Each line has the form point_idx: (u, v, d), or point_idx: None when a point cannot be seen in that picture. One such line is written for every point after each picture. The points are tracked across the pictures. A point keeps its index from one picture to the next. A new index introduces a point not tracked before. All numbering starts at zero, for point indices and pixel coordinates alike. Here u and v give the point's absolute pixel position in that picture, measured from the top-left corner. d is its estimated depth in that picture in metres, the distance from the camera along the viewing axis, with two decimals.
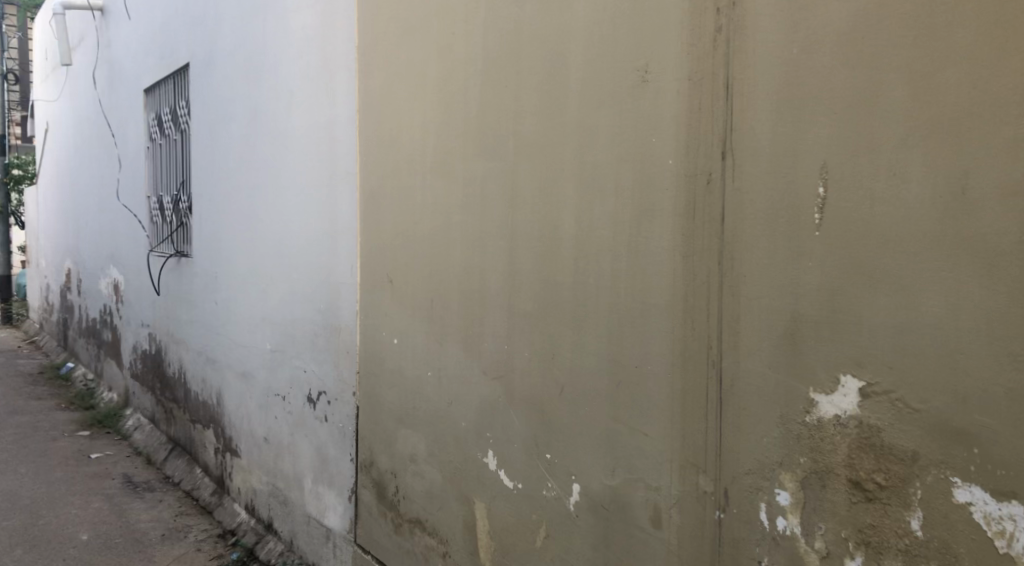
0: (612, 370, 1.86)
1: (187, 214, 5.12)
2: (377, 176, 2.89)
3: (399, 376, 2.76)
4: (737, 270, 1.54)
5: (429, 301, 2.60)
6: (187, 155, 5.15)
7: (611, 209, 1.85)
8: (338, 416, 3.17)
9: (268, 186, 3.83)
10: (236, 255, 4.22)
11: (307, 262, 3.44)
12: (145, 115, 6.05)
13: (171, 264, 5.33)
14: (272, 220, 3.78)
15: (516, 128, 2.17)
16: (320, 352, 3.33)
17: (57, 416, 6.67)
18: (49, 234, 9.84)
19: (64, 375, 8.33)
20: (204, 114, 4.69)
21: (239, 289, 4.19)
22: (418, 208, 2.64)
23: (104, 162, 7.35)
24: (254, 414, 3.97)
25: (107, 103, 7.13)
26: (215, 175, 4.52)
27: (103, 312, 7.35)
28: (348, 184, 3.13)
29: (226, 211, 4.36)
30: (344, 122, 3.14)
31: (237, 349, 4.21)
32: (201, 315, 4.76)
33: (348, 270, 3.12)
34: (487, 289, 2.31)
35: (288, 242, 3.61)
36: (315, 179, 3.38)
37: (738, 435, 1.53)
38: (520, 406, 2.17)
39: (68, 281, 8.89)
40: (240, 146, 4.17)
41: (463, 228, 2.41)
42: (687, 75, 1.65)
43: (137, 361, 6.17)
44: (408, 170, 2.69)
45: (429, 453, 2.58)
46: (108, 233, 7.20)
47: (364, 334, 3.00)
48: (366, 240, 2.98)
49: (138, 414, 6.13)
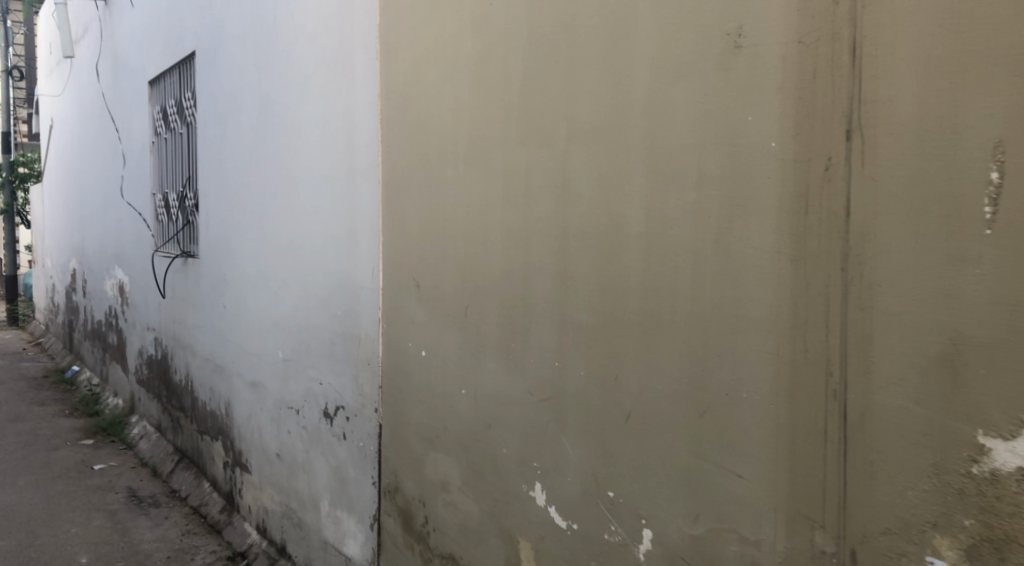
0: (692, 395, 1.55)
1: (193, 211, 4.84)
2: (402, 170, 2.60)
3: (428, 392, 2.47)
4: (869, 278, 1.23)
5: (462, 309, 2.30)
6: (193, 150, 4.87)
7: (690, 202, 1.55)
8: (358, 433, 2.89)
9: (280, 181, 3.55)
10: (245, 256, 3.94)
11: (323, 264, 3.16)
12: (150, 108, 5.78)
13: (177, 265, 5.05)
14: (283, 219, 3.50)
15: (567, 111, 1.87)
16: (338, 363, 3.05)
17: (60, 422, 6.42)
18: (55, 233, 9.60)
19: (69, 378, 8.09)
20: (211, 106, 4.41)
21: (249, 293, 3.91)
22: (450, 205, 2.35)
23: (108, 158, 7.08)
24: (266, 427, 3.69)
25: (111, 97, 6.87)
26: (223, 171, 4.24)
27: (109, 314, 7.09)
28: (368, 179, 2.84)
29: (234, 209, 4.08)
30: (363, 110, 2.85)
31: (246, 357, 3.94)
32: (208, 320, 4.49)
33: (369, 273, 2.84)
34: (531, 296, 2.02)
35: (302, 242, 3.33)
36: (331, 174, 3.09)
37: (871, 485, 1.23)
38: (574, 434, 1.87)
39: (73, 282, 8.65)
40: (249, 139, 3.88)
41: (503, 228, 2.12)
42: (796, 37, 1.34)
43: (143, 366, 5.91)
44: (438, 162, 2.40)
45: (463, 481, 2.29)
46: (113, 231, 6.94)
47: (388, 344, 2.71)
48: (390, 240, 2.69)
49: (144, 422, 5.87)
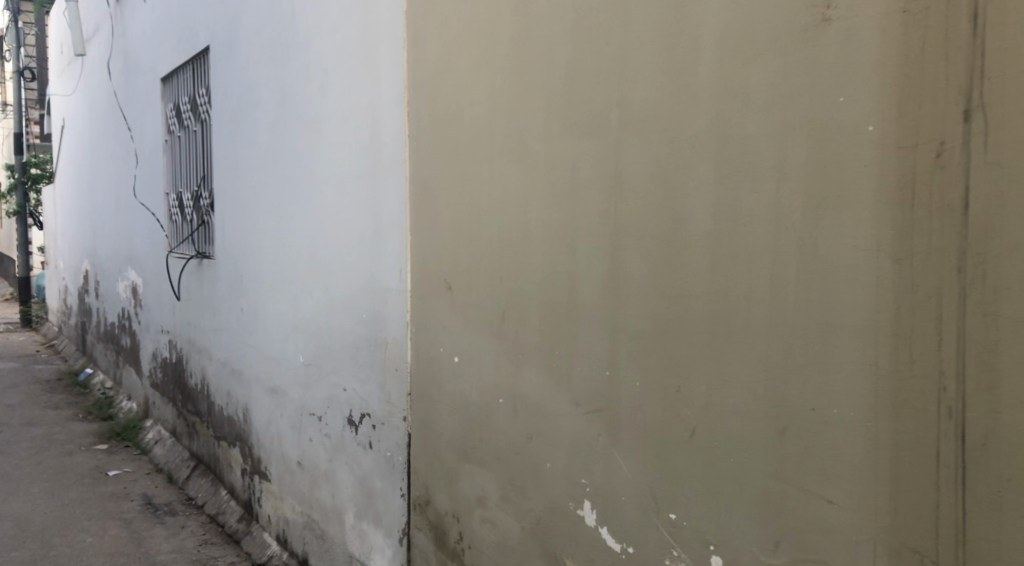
0: (770, 410, 1.40)
1: (208, 211, 4.72)
2: (432, 164, 2.46)
3: (462, 400, 2.32)
4: (995, 281, 1.08)
5: (499, 312, 2.16)
6: (207, 148, 4.75)
7: (766, 195, 1.40)
8: (385, 443, 2.76)
9: (299, 179, 3.41)
10: (263, 257, 3.81)
11: (346, 265, 3.02)
12: (163, 105, 5.66)
13: (192, 266, 4.93)
14: (304, 219, 3.37)
15: (621, 96, 1.72)
16: (363, 368, 2.91)
17: (74, 427, 6.33)
18: (67, 234, 9.52)
19: (82, 382, 7.99)
20: (226, 102, 4.28)
21: (267, 295, 3.78)
22: (485, 202, 2.21)
23: (120, 158, 6.98)
24: (286, 435, 3.57)
25: (122, 96, 6.76)
26: (240, 169, 4.11)
27: (122, 316, 6.99)
28: (395, 175, 2.70)
29: (252, 209, 3.95)
30: (388, 103, 2.71)
31: (265, 362, 3.82)
32: (224, 323, 4.37)
33: (397, 274, 2.70)
34: (578, 298, 1.86)
35: (323, 242, 3.20)
36: (354, 171, 2.96)
37: (1001, 516, 1.08)
38: (629, 450, 1.72)
39: (86, 283, 8.56)
40: (267, 136, 3.75)
41: (546, 225, 1.97)
42: (899, 5, 1.19)
43: (157, 369, 5.80)
44: (471, 156, 2.26)
45: (502, 497, 2.15)
46: (125, 232, 6.83)
47: (418, 349, 2.57)
48: (419, 240, 2.55)
49: (158, 426, 5.76)
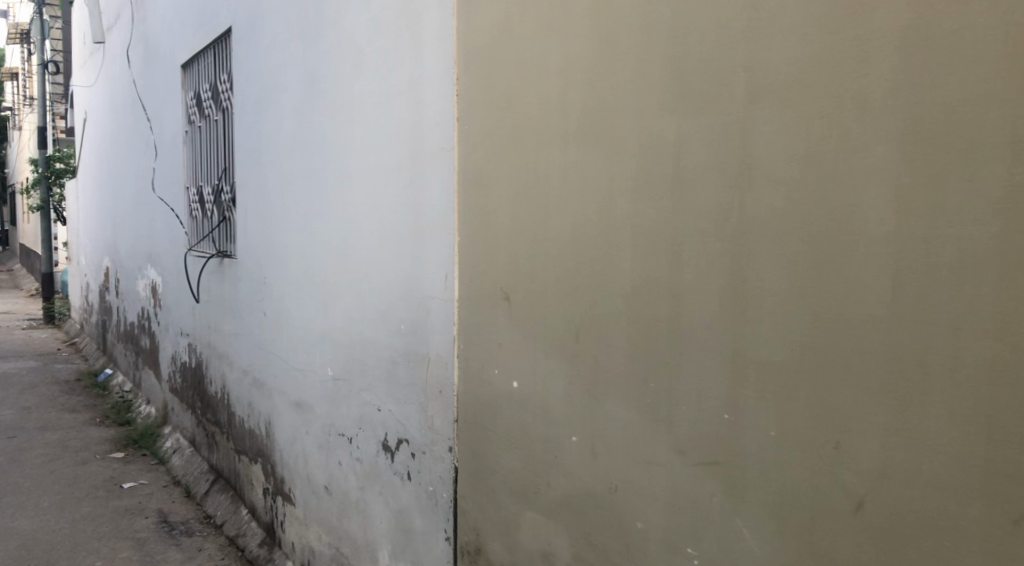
0: (992, 485, 1.01)
1: (229, 206, 4.39)
2: (486, 151, 2.07)
3: (522, 433, 1.94)
4: None
5: (571, 331, 1.76)
6: (229, 139, 4.41)
7: (987, 187, 1.00)
8: (425, 475, 2.40)
9: (328, 171, 3.05)
10: (288, 258, 3.46)
11: (382, 269, 2.66)
12: (183, 94, 5.34)
13: (212, 265, 4.61)
14: (332, 216, 3.01)
15: (748, 58, 1.32)
16: (400, 387, 2.55)
17: (90, 433, 6.08)
18: (89, 231, 9.31)
19: (101, 384, 7.77)
20: (248, 88, 3.94)
21: (291, 300, 3.44)
22: (555, 196, 1.82)
23: (140, 151, 6.69)
24: (313, 456, 3.24)
25: (142, 86, 6.47)
26: (263, 161, 3.77)
27: (141, 316, 6.74)
28: (440, 165, 2.32)
29: (276, 204, 3.61)
30: (433, 82, 2.34)
31: (289, 373, 3.48)
32: (246, 327, 4.04)
33: (443, 280, 2.32)
34: (682, 317, 1.46)
35: (354, 243, 2.84)
36: (391, 161, 2.58)
37: None
38: (755, 519, 1.33)
39: (106, 281, 8.33)
40: (293, 124, 3.40)
41: (637, 225, 1.57)
42: None
43: (176, 374, 5.52)
44: (537, 141, 1.87)
45: (575, 556, 1.77)
46: (145, 228, 6.55)
47: (467, 368, 2.20)
48: (470, 241, 2.17)
49: (176, 434, 5.49)
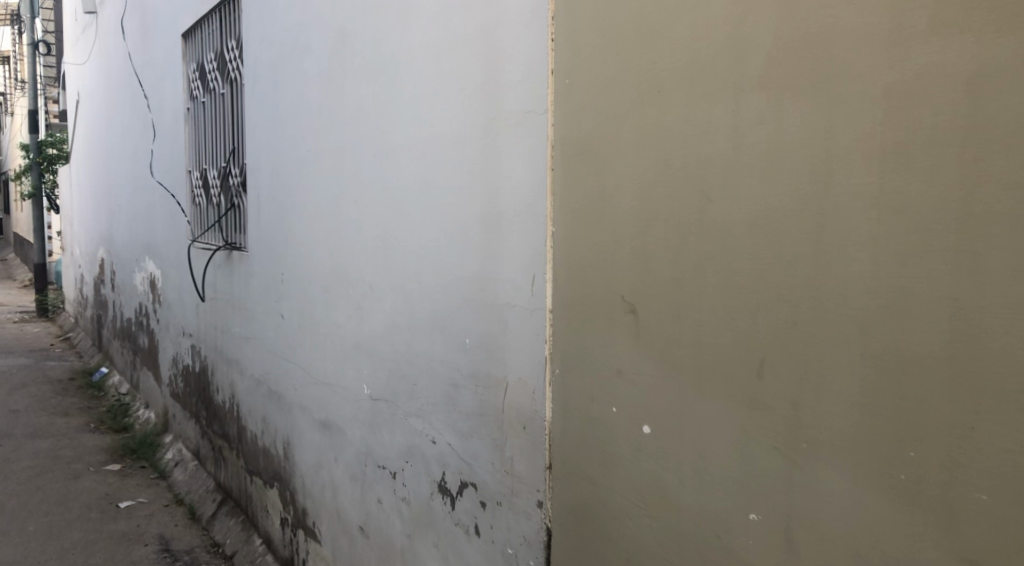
0: None
1: (238, 191, 3.87)
2: (602, 115, 1.54)
3: (657, 496, 1.43)
4: None
5: (748, 363, 1.24)
6: (238, 115, 3.87)
7: None
8: (498, 532, 1.91)
9: (365, 149, 2.54)
10: (314, 252, 2.96)
11: (444, 268, 2.15)
12: (183, 66, 4.79)
13: (219, 259, 4.09)
14: (372, 204, 2.51)
15: None
16: (464, 416, 2.06)
17: (84, 441, 5.60)
18: (83, 219, 8.76)
19: (96, 384, 7.27)
20: (262, 54, 3.40)
21: (318, 303, 2.94)
22: (718, 172, 1.29)
23: (137, 133, 6.14)
24: (344, 488, 2.76)
25: (139, 61, 5.91)
26: (280, 139, 3.24)
27: (140, 312, 6.22)
28: (526, 135, 1.80)
29: (297, 189, 3.09)
30: (516, 27, 1.81)
31: (317, 388, 3.01)
32: (263, 331, 3.55)
33: (528, 285, 1.81)
34: (977, 355, 0.94)
35: (403, 236, 2.34)
36: (456, 134, 2.06)
37: None
38: None
39: (102, 273, 7.79)
40: (318, 94, 2.88)
41: (882, 213, 1.04)
42: None
43: (179, 379, 5.07)
44: (688, 96, 1.34)
45: None
46: (143, 217, 6.02)
47: (563, 402, 1.67)
48: (571, 235, 1.65)
49: (179, 445, 5.08)
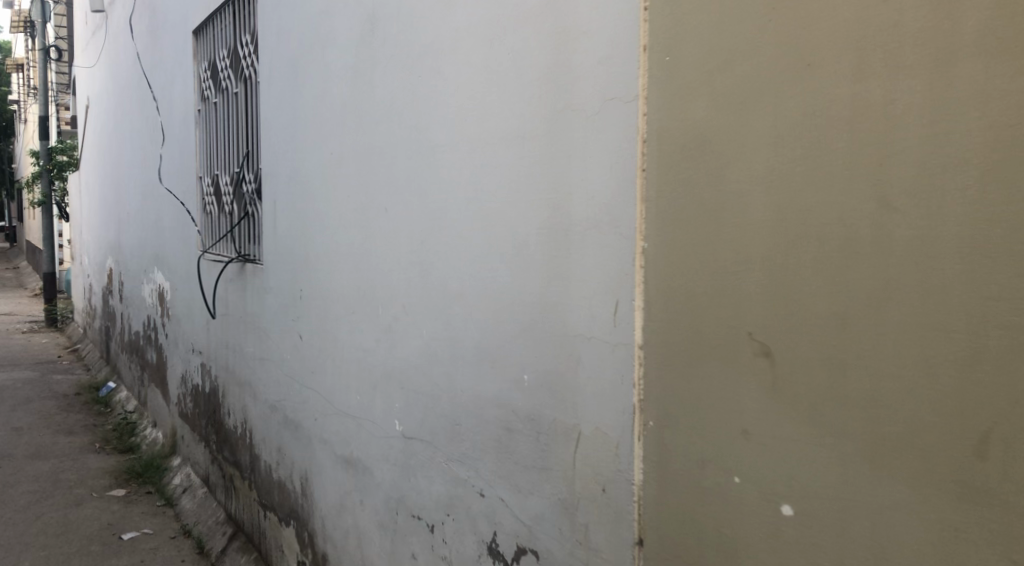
0: None
1: (252, 199, 3.55)
2: (716, 99, 1.20)
3: None
4: None
5: (956, 438, 0.89)
6: (252, 116, 3.56)
7: None
8: None
9: (400, 152, 2.22)
10: (337, 268, 2.64)
11: (496, 290, 1.81)
12: (194, 66, 4.49)
13: (231, 272, 3.78)
14: (409, 215, 2.19)
15: None
16: (521, 469, 1.72)
17: (89, 463, 5.31)
18: (92, 228, 8.49)
19: (104, 400, 6.99)
20: (279, 48, 3.08)
21: (343, 324, 2.62)
22: (904, 172, 0.94)
23: (146, 138, 5.85)
24: (372, 537, 2.44)
25: (149, 62, 5.63)
26: (300, 141, 2.92)
27: (148, 325, 5.93)
28: (603, 129, 1.46)
29: (319, 197, 2.77)
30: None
31: (340, 420, 2.69)
32: (279, 353, 3.24)
33: (607, 315, 1.46)
34: None
35: (446, 252, 2.02)
36: (511, 130, 1.73)
37: None
38: None
39: (110, 283, 7.52)
40: (343, 90, 2.56)
41: None
42: None
43: (189, 399, 4.77)
44: (855, 69, 0.99)
45: None
46: (151, 225, 5.73)
47: (658, 466, 1.33)
48: (670, 255, 1.30)
49: (187, 469, 4.78)
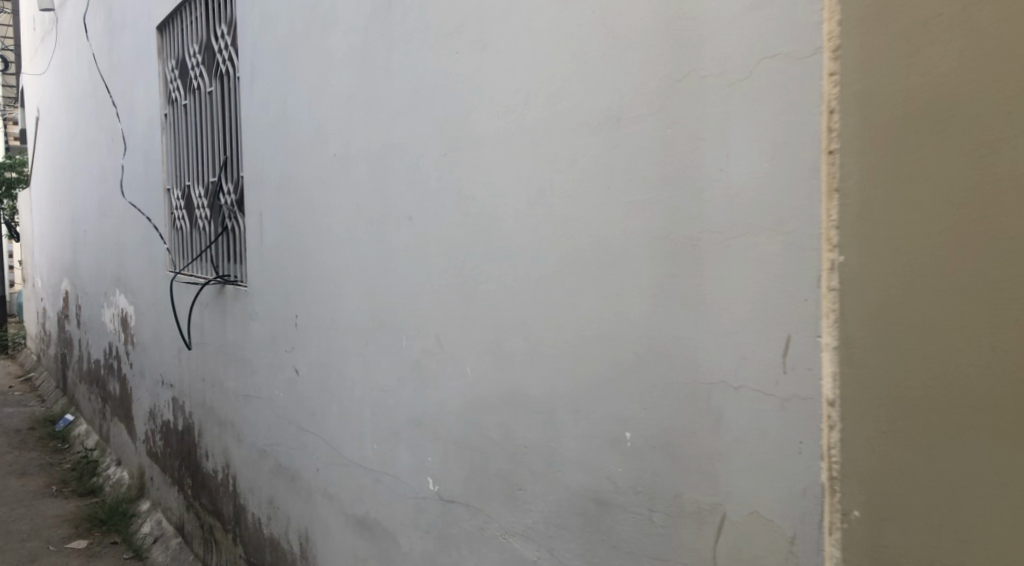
0: None
1: (232, 211, 3.10)
2: (994, 50, 0.83)
3: None
4: None
5: None
6: (230, 117, 3.11)
7: None
8: None
9: (433, 149, 1.81)
10: (350, 290, 2.22)
11: (576, 319, 1.41)
12: (156, 65, 4.01)
13: (207, 296, 3.31)
14: (447, 226, 1.79)
15: None
16: (621, 555, 1.32)
17: (44, 509, 4.75)
18: (45, 248, 7.85)
19: (61, 434, 6.40)
20: (263, 36, 2.65)
21: (358, 357, 2.20)
22: None
23: (105, 147, 5.32)
24: None
25: (106, 64, 5.11)
26: (293, 142, 2.50)
27: (109, 353, 5.38)
28: (759, 103, 1.07)
29: (321, 208, 2.35)
30: None
31: (351, 473, 2.25)
32: (269, 390, 2.78)
33: (765, 355, 1.07)
34: None
35: (499, 271, 1.61)
36: (600, 110, 1.33)
37: None
38: None
39: (66, 307, 6.92)
40: (349, 80, 2.14)
41: None
42: None
43: (158, 437, 4.26)
44: None
45: None
46: (111, 244, 5.20)
47: None
48: (889, 272, 0.90)
49: (158, 515, 4.26)
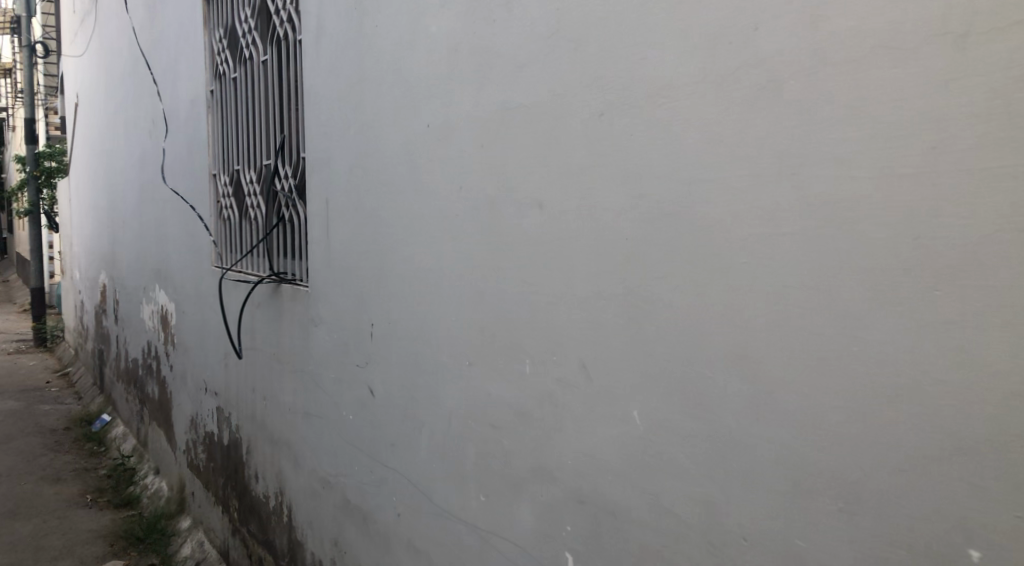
0: None
1: (289, 198, 2.66)
2: None
3: None
4: None
5: None
6: (288, 88, 2.65)
7: None
8: None
9: (585, 111, 1.33)
10: (448, 296, 1.75)
11: (857, 359, 0.91)
12: (202, 36, 3.59)
13: (259, 296, 2.88)
14: (605, 214, 1.30)
15: None
16: None
17: (78, 521, 4.38)
18: (84, 239, 7.55)
19: (99, 436, 6.07)
20: None
21: (459, 383, 1.73)
22: None
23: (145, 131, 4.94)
24: None
25: (148, 41, 4.71)
26: (372, 112, 2.04)
27: (148, 352, 5.01)
28: None
29: (409, 192, 1.89)
30: None
31: (446, 525, 1.79)
32: (335, 412, 2.33)
33: None
34: None
35: (697, 278, 1.12)
36: (917, 28, 0.85)
37: None
38: None
39: (105, 301, 6.59)
40: (454, 29, 1.67)
41: None
42: None
43: (200, 448, 3.86)
44: None
45: None
46: (151, 235, 4.82)
47: None
48: None
49: (200, 535, 3.86)
